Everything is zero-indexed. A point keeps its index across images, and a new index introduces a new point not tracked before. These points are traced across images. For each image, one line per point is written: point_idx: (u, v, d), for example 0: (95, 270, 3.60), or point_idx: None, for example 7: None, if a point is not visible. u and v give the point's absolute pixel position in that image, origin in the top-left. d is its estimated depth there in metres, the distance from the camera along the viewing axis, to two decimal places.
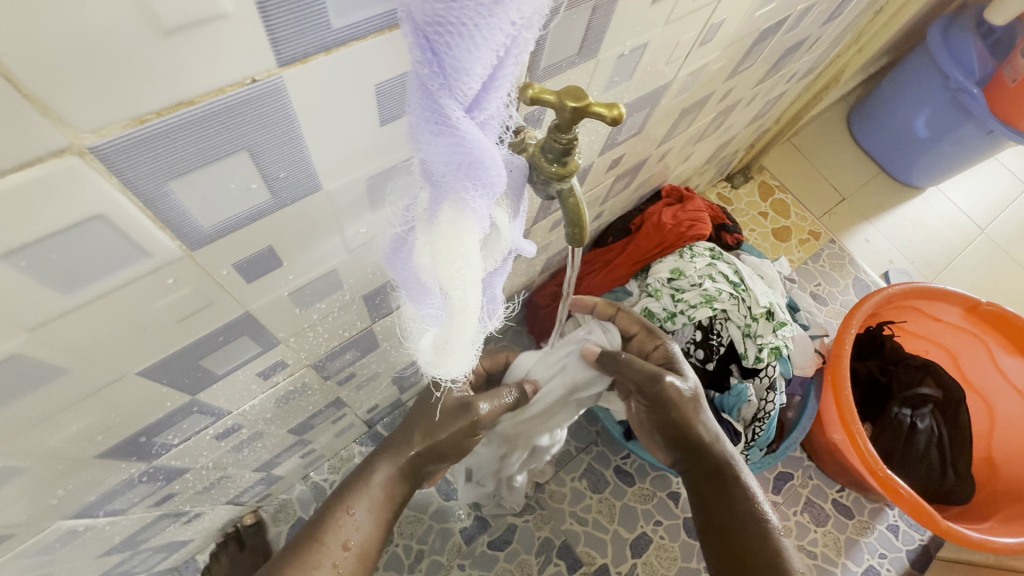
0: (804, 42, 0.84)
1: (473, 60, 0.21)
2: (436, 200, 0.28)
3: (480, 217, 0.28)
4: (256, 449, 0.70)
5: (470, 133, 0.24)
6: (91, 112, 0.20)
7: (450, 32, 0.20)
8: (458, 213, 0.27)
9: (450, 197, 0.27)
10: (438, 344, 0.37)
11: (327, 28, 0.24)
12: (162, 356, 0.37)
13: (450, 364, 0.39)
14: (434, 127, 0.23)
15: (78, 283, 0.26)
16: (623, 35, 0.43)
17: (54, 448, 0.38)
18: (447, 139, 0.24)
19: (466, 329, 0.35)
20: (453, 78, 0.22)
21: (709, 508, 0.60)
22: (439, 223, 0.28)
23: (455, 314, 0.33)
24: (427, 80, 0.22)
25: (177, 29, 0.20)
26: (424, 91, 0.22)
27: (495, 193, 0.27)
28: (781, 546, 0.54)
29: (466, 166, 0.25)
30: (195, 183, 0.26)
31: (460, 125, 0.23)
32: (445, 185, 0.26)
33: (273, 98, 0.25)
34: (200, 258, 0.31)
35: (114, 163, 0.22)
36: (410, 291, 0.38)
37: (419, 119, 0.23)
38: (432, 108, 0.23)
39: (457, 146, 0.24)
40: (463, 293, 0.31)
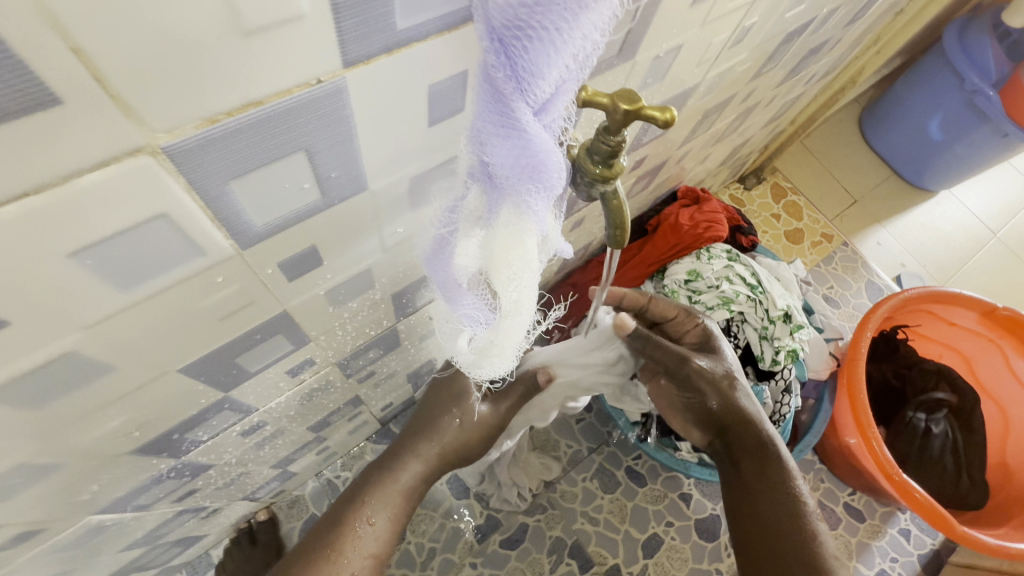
0: (826, 44, 0.84)
1: (547, 64, 0.22)
2: (495, 201, 0.29)
3: (539, 219, 0.29)
4: (275, 446, 0.70)
5: (536, 136, 0.25)
6: (169, 112, 0.20)
7: (528, 37, 0.21)
8: (517, 213, 0.28)
9: (510, 198, 0.28)
10: (486, 344, 0.39)
11: (391, 30, 0.24)
12: (202, 354, 0.37)
13: (498, 361, 0.40)
14: (503, 127, 0.24)
15: (136, 282, 0.27)
16: (660, 37, 0.43)
17: (92, 443, 0.38)
18: (515, 140, 0.25)
19: (518, 326, 0.36)
20: (525, 81, 0.23)
21: (744, 490, 0.60)
22: (497, 223, 0.29)
23: (507, 311, 0.34)
24: (499, 83, 0.23)
25: (257, 31, 0.20)
26: (496, 94, 0.23)
27: (554, 195, 0.28)
28: (816, 533, 0.55)
29: (530, 167, 0.26)
30: (253, 183, 0.26)
31: (528, 127, 0.24)
32: (507, 186, 0.27)
33: (334, 99, 0.25)
34: (249, 256, 0.31)
35: (183, 163, 0.22)
36: (453, 293, 0.39)
37: (487, 120, 0.24)
38: (501, 109, 0.24)
39: (524, 148, 0.25)
40: (518, 290, 0.32)
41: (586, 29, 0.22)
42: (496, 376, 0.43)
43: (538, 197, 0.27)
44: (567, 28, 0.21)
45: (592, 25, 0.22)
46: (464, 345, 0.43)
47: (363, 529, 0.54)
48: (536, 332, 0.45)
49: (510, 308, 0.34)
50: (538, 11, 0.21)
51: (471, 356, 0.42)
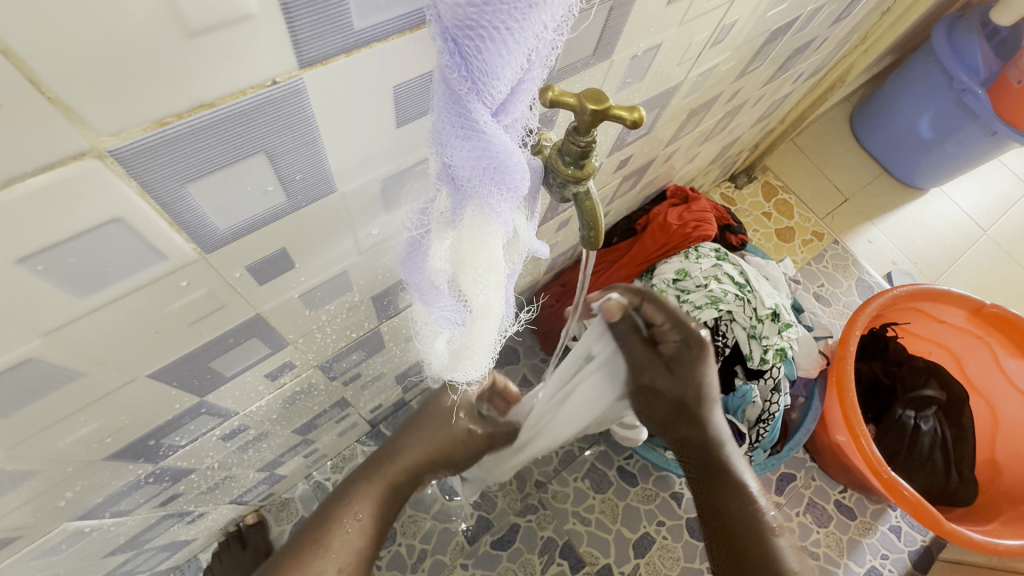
0: (813, 42, 0.84)
1: (503, 64, 0.22)
2: (459, 203, 0.28)
3: (504, 220, 0.29)
4: (260, 449, 0.70)
5: (495, 136, 0.25)
6: (111, 114, 0.20)
7: (481, 37, 0.21)
8: (481, 215, 0.28)
9: (473, 200, 0.28)
10: (460, 349, 0.39)
11: (348, 30, 0.23)
12: (172, 360, 0.36)
13: (472, 362, 0.40)
14: (461, 129, 0.24)
15: (94, 287, 0.26)
16: (637, 37, 0.43)
17: (61, 451, 0.38)
18: (474, 141, 0.24)
19: (489, 328, 0.36)
20: (480, 82, 0.23)
21: (709, 515, 0.58)
22: (462, 225, 0.29)
23: (476, 314, 0.34)
24: (455, 84, 0.23)
25: (202, 32, 0.19)
26: (452, 96, 0.23)
27: (517, 195, 0.28)
28: (778, 547, 0.54)
29: (491, 168, 0.26)
30: (211, 185, 0.26)
31: (486, 128, 0.24)
32: (469, 187, 0.27)
33: (294, 100, 0.24)
34: (215, 260, 0.31)
35: (133, 167, 0.22)
36: (425, 295, 0.38)
37: (445, 122, 0.24)
38: (459, 110, 0.24)
39: (484, 149, 0.25)
40: (486, 292, 0.32)
41: (539, 28, 0.22)
42: (472, 376, 0.43)
43: (502, 198, 0.27)
44: (520, 26, 0.21)
45: (545, 24, 0.22)
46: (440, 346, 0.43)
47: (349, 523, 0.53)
48: (512, 331, 0.45)
49: (479, 310, 0.34)
50: (488, 11, 0.20)
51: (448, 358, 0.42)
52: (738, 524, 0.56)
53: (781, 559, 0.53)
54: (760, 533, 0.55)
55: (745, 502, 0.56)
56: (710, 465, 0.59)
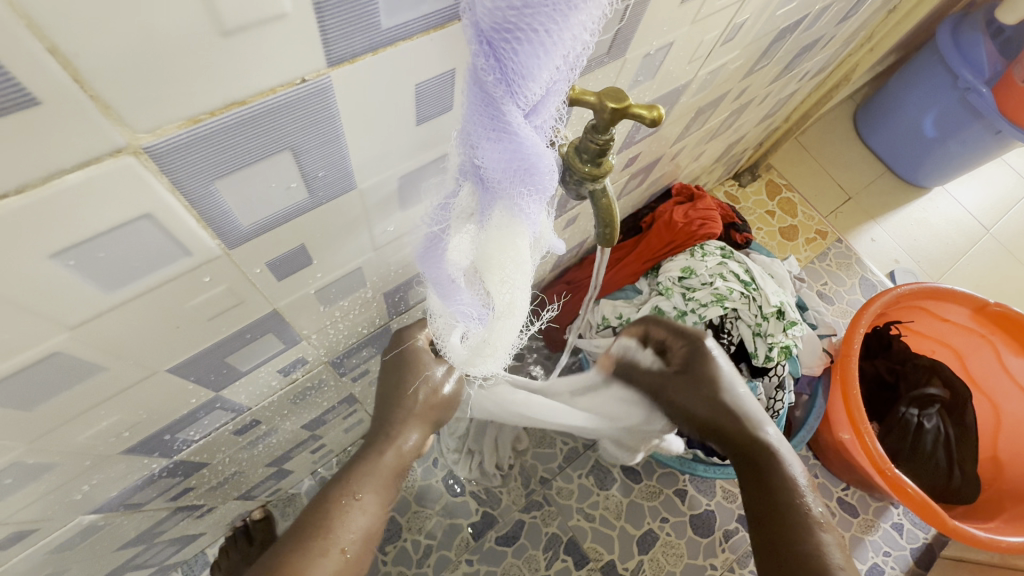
0: (820, 41, 0.84)
1: (537, 66, 0.23)
2: (487, 203, 0.29)
3: (531, 221, 0.29)
4: (269, 445, 0.70)
5: (527, 139, 0.25)
6: (147, 112, 0.20)
7: (518, 38, 0.22)
8: (509, 215, 0.29)
9: (502, 201, 0.28)
10: (479, 346, 0.39)
11: (376, 29, 0.24)
12: (192, 354, 0.37)
13: (492, 359, 0.40)
14: (494, 130, 0.25)
15: (122, 281, 0.27)
16: (650, 35, 0.43)
17: (81, 444, 0.38)
18: (505, 142, 0.25)
19: (510, 326, 0.36)
20: (515, 84, 0.23)
21: (755, 502, 0.56)
22: (490, 224, 0.30)
23: (501, 312, 0.35)
24: (489, 86, 0.23)
25: (237, 31, 0.20)
26: (486, 97, 0.24)
27: (546, 197, 0.28)
28: (822, 540, 0.50)
29: (521, 170, 0.26)
30: (238, 182, 0.26)
31: (519, 130, 0.24)
32: (499, 188, 0.27)
33: (320, 97, 0.25)
34: (237, 256, 0.31)
35: (165, 164, 0.22)
36: (444, 291, 0.39)
37: (477, 122, 0.25)
38: (492, 112, 0.24)
39: (515, 150, 0.25)
40: (511, 291, 0.33)
41: (574, 31, 0.22)
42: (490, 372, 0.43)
43: (531, 199, 0.28)
44: (557, 28, 0.22)
45: (579, 28, 0.22)
46: (455, 341, 0.43)
47: (349, 505, 0.48)
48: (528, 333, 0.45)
49: (503, 308, 0.34)
50: (526, 14, 0.21)
51: (464, 353, 0.42)
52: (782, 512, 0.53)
53: (823, 551, 0.49)
54: (804, 522, 0.52)
55: (789, 491, 0.54)
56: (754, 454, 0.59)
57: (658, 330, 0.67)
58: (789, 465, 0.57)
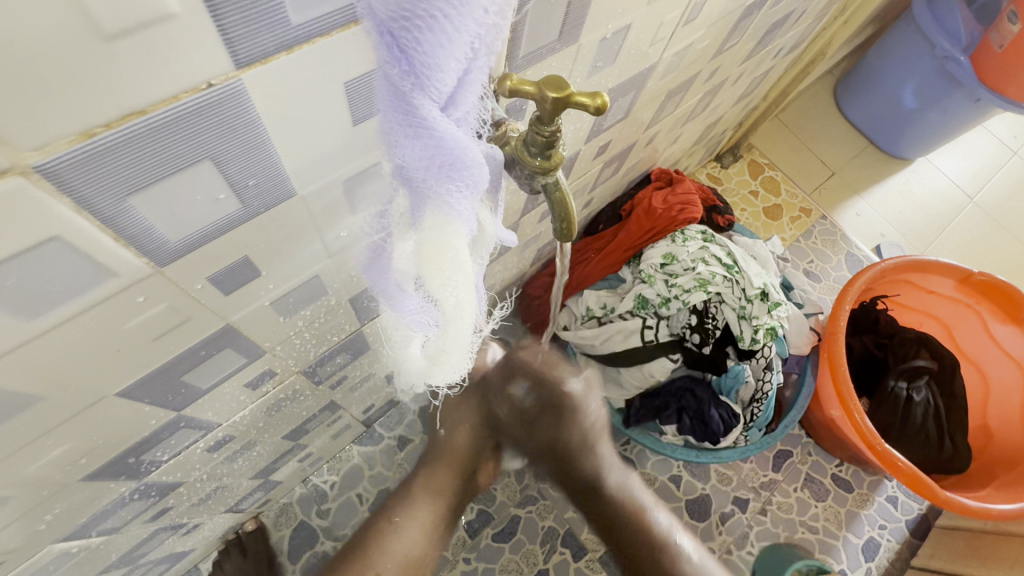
0: (790, 16, 0.83)
1: (444, 55, 0.21)
2: (417, 205, 0.28)
3: (466, 218, 0.28)
4: (251, 458, 0.69)
5: (446, 132, 0.24)
6: (32, 128, 0.18)
7: (419, 28, 0.20)
8: (441, 214, 0.27)
9: (432, 201, 0.27)
10: (435, 353, 0.38)
11: (286, 26, 0.22)
12: (140, 377, 0.35)
13: (450, 365, 0.39)
14: (410, 127, 0.23)
15: (41, 308, 0.25)
16: (604, 18, 0.41)
17: (33, 474, 0.37)
18: (425, 139, 0.24)
19: (463, 330, 0.35)
20: (424, 75, 0.22)
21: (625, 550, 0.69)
22: (423, 228, 0.28)
23: (448, 316, 0.33)
24: (398, 80, 0.22)
25: (120, 34, 0.18)
26: (396, 93, 0.22)
27: (478, 191, 0.27)
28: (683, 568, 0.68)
29: (446, 166, 0.25)
30: (156, 197, 0.24)
31: (437, 124, 0.23)
32: (426, 188, 0.26)
33: (234, 103, 0.23)
34: (173, 274, 0.29)
35: (64, 182, 0.21)
36: (397, 303, 0.36)
37: (393, 121, 0.23)
38: (405, 107, 0.23)
39: (435, 146, 0.24)
40: (456, 294, 0.32)
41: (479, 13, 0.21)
42: (450, 380, 0.42)
43: (462, 196, 0.27)
44: (455, 14, 0.21)
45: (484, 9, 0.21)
46: (413, 351, 0.40)
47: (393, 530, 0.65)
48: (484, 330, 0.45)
49: (450, 313, 0.33)
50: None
51: (425, 363, 0.40)
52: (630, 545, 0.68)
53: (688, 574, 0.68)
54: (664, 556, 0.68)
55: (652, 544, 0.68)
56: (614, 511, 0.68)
57: None
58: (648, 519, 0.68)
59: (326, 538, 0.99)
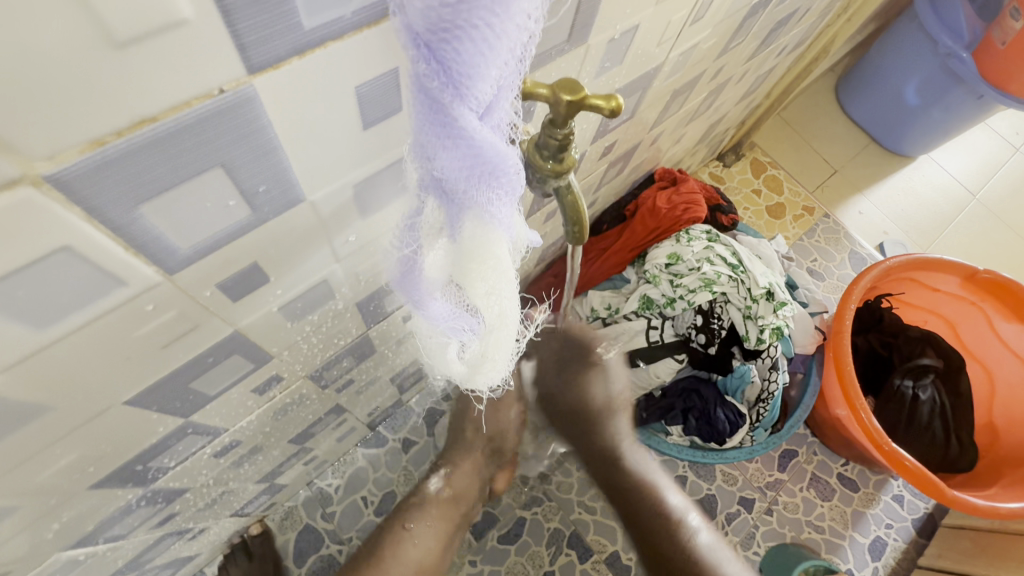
0: (795, 14, 0.82)
1: (483, 63, 0.21)
2: (455, 215, 0.27)
3: (506, 226, 0.28)
4: (257, 462, 0.68)
5: (485, 141, 0.23)
6: (43, 137, 0.18)
7: (458, 38, 0.20)
8: (481, 223, 0.27)
9: (470, 210, 0.26)
10: (477, 358, 0.38)
11: (299, 30, 0.22)
12: (149, 385, 0.35)
13: (493, 370, 0.39)
14: (448, 137, 0.23)
15: (50, 318, 0.25)
16: (614, 18, 0.41)
17: (41, 484, 0.36)
18: (464, 148, 0.23)
19: (507, 334, 0.35)
20: (462, 85, 0.21)
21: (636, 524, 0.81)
22: (462, 237, 0.28)
23: (491, 322, 0.34)
24: (435, 91, 0.21)
25: (132, 41, 0.18)
26: (433, 105, 0.22)
27: (516, 198, 0.27)
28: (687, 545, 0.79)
29: (485, 175, 0.24)
30: (167, 205, 0.24)
31: (476, 133, 0.23)
32: (466, 198, 0.26)
33: (246, 108, 0.23)
34: (182, 281, 0.29)
35: (74, 191, 0.20)
36: (425, 307, 0.36)
37: (431, 132, 0.23)
38: (444, 118, 0.22)
39: (474, 155, 0.23)
40: (496, 299, 0.32)
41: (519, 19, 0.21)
42: (492, 383, 0.42)
43: (500, 204, 0.26)
44: (496, 22, 0.20)
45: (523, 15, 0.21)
46: (452, 356, 0.41)
47: None
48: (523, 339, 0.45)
49: (493, 319, 0.33)
50: (461, 8, 0.19)
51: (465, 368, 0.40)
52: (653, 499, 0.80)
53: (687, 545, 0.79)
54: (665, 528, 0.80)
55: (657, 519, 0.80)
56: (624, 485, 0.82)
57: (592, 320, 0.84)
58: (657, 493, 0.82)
59: (331, 542, 0.98)
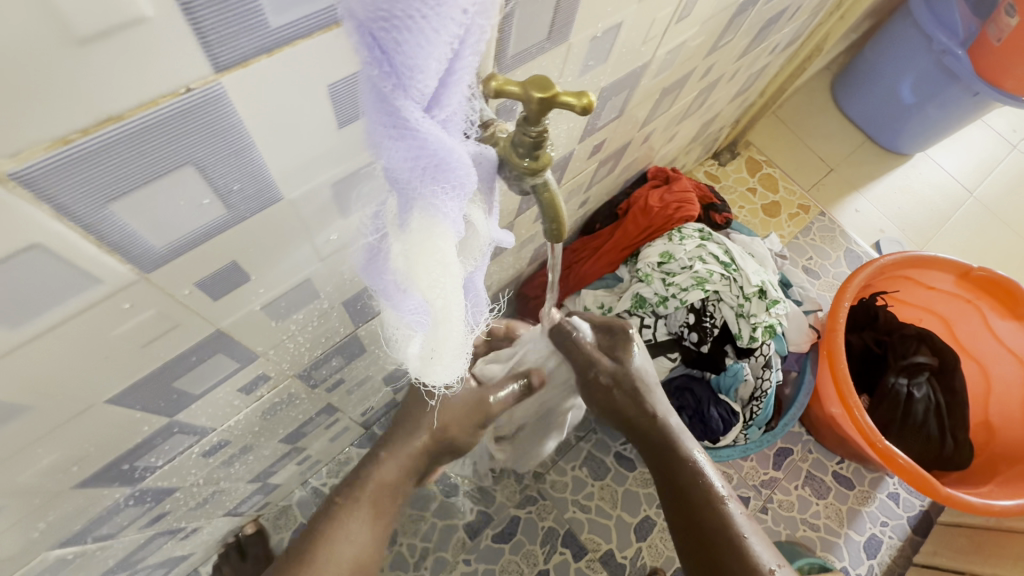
0: (785, 12, 0.82)
1: (425, 56, 0.21)
2: (404, 206, 0.27)
3: (453, 219, 0.28)
4: (248, 461, 0.69)
5: (429, 134, 0.24)
6: (5, 134, 0.18)
7: (399, 29, 0.20)
8: (427, 215, 0.27)
9: (418, 201, 0.27)
10: (426, 353, 0.38)
11: (265, 28, 0.22)
12: (130, 384, 0.35)
13: (443, 366, 0.38)
14: (394, 128, 0.23)
15: (25, 317, 0.25)
16: (595, 16, 0.41)
17: (25, 483, 0.37)
18: (409, 140, 0.23)
19: (454, 331, 0.35)
20: (406, 77, 0.22)
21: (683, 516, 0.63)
22: (410, 229, 0.28)
23: (437, 316, 0.33)
24: (379, 82, 0.22)
25: (92, 39, 0.18)
26: (379, 95, 0.22)
27: (464, 191, 0.27)
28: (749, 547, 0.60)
29: (430, 166, 0.25)
30: (139, 204, 0.24)
31: (419, 125, 0.23)
32: (411, 189, 0.26)
33: (214, 107, 0.23)
34: (159, 280, 0.29)
35: (42, 189, 0.21)
36: (395, 301, 0.35)
37: (376, 123, 0.23)
38: (387, 109, 0.22)
39: (419, 147, 0.24)
40: (444, 297, 0.31)
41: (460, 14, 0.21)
42: (448, 379, 0.41)
43: (447, 196, 0.26)
44: (436, 15, 0.20)
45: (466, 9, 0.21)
46: (409, 352, 0.40)
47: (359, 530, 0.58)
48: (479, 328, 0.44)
49: (439, 315, 0.33)
50: (401, 1, 0.19)
51: (419, 361, 0.40)
52: (691, 497, 0.63)
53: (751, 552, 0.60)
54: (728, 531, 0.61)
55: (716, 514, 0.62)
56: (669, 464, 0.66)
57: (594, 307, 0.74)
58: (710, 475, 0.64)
59: None
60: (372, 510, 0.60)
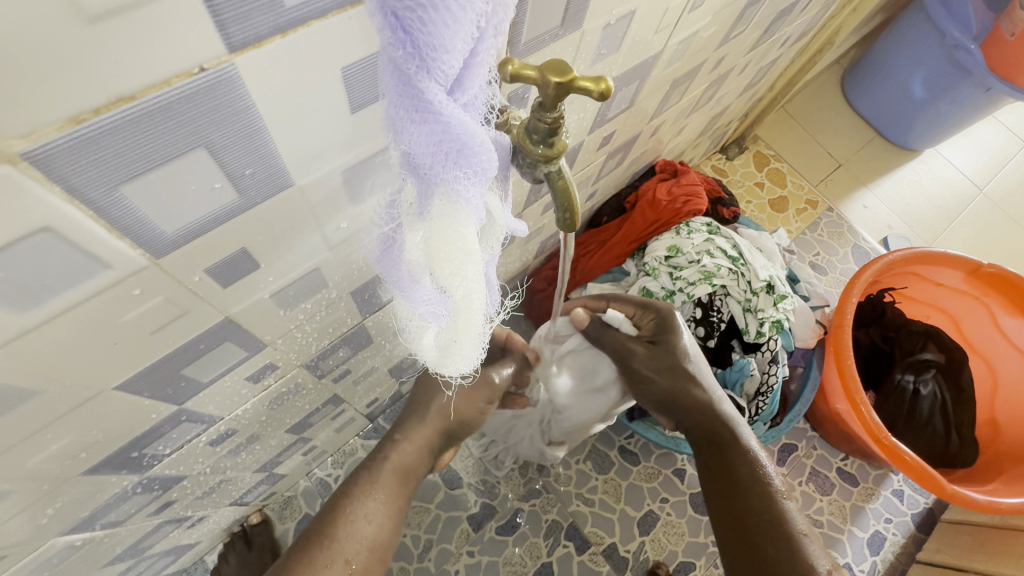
0: (798, 3, 0.81)
1: (449, 36, 0.21)
2: (425, 193, 0.27)
3: (474, 206, 0.28)
4: (254, 451, 0.69)
5: (453, 117, 0.23)
6: (17, 113, 0.18)
7: (423, 7, 0.20)
8: (448, 202, 0.27)
9: (440, 187, 0.26)
10: (445, 345, 0.37)
11: (279, 7, 0.21)
12: (138, 371, 0.35)
13: (462, 357, 0.38)
14: (416, 112, 0.23)
15: (33, 301, 0.25)
16: (609, 3, 0.40)
17: (33, 468, 0.37)
18: (431, 124, 0.23)
19: (475, 321, 0.34)
20: (429, 58, 0.21)
21: (716, 480, 0.63)
22: (431, 216, 0.28)
23: (457, 306, 0.33)
24: (402, 64, 0.21)
25: (106, 15, 0.18)
26: (401, 77, 0.22)
27: (486, 177, 0.27)
28: (785, 508, 0.59)
29: (452, 151, 0.24)
30: (149, 186, 0.24)
31: (442, 109, 0.23)
32: (433, 174, 0.25)
33: (227, 88, 0.23)
34: (168, 265, 0.29)
35: (54, 169, 0.20)
36: (406, 291, 0.36)
37: (398, 107, 0.23)
38: (410, 91, 0.22)
39: (442, 131, 0.23)
40: (465, 285, 0.31)
41: None
42: (465, 371, 0.41)
43: (469, 182, 0.26)
44: None
45: None
46: (428, 342, 0.40)
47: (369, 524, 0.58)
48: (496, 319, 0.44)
49: (461, 304, 0.32)
50: None
51: (437, 354, 0.39)
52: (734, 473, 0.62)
53: (786, 518, 0.58)
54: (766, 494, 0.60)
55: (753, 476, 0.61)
56: (710, 430, 0.65)
57: (623, 304, 0.75)
58: (746, 440, 0.64)
59: None
60: (373, 500, 0.60)
